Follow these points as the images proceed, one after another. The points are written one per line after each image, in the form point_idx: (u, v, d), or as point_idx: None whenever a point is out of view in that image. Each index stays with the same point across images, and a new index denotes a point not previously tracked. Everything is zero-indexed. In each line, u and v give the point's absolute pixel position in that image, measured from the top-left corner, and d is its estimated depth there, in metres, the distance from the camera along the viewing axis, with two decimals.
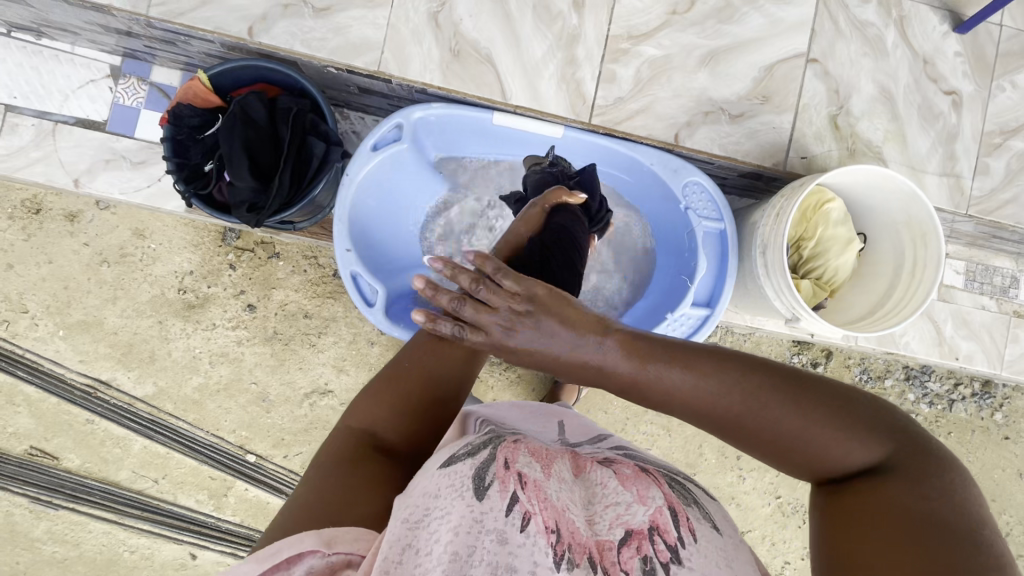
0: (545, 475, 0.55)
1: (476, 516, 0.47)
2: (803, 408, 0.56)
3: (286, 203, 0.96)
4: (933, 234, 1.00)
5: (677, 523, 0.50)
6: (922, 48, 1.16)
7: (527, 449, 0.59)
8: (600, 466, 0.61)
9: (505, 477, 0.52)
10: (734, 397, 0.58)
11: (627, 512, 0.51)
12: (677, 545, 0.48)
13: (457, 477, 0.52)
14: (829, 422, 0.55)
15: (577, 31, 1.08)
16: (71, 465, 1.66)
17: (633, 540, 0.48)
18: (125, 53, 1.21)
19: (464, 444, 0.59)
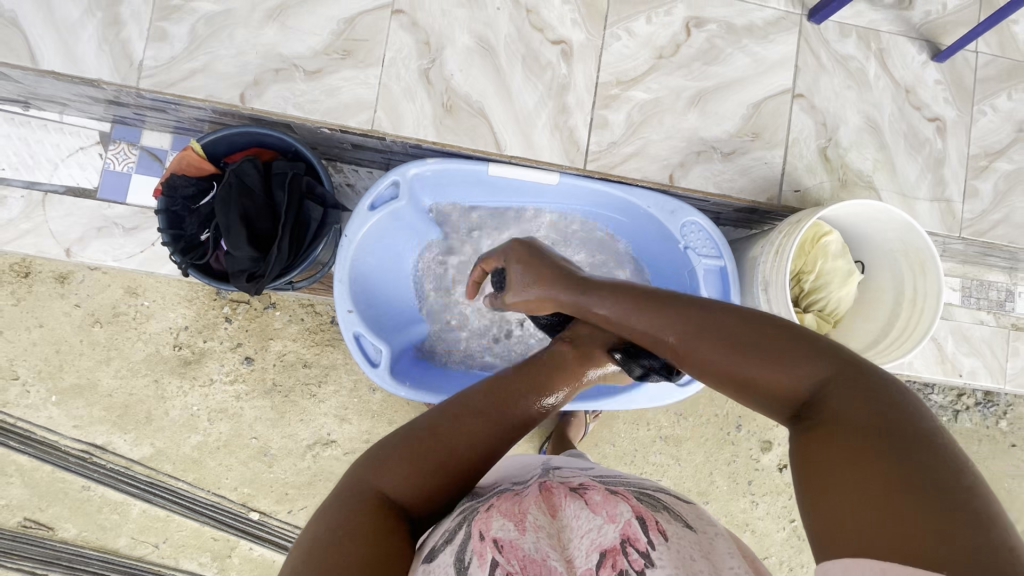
0: (520, 530, 0.57)
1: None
2: (752, 342, 0.62)
3: (286, 267, 0.95)
4: (931, 262, 1.01)
5: (646, 528, 0.55)
6: (903, 78, 1.18)
7: (500, 510, 0.61)
8: (573, 495, 0.64)
9: (482, 549, 0.55)
10: (682, 324, 0.69)
11: (599, 534, 0.56)
12: (647, 549, 0.53)
13: (441, 567, 0.56)
14: (766, 350, 0.61)
15: (566, 80, 1.09)
16: (67, 535, 1.61)
17: (607, 559, 0.53)
18: (115, 119, 1.20)
19: (442, 530, 0.63)
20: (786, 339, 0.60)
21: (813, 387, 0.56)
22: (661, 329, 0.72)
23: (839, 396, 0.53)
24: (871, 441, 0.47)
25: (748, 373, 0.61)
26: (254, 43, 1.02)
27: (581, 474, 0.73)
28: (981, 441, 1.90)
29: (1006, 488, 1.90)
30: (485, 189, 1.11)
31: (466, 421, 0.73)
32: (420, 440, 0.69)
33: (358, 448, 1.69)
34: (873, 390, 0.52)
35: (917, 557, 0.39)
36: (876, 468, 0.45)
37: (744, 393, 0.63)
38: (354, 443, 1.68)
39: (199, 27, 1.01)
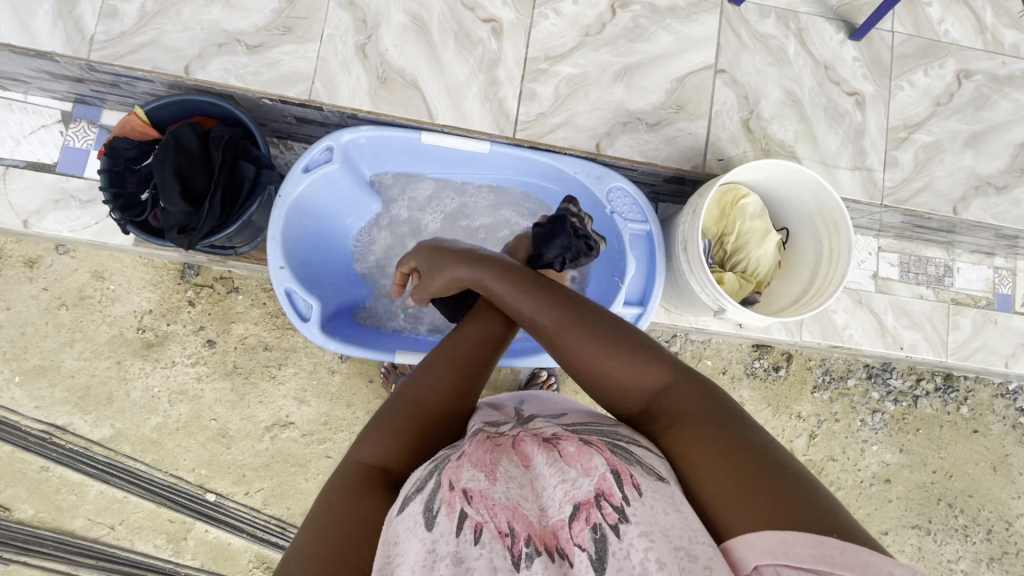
0: (490, 480, 0.58)
1: (430, 547, 0.52)
2: (621, 343, 0.70)
3: (219, 223, 1.00)
4: (843, 221, 1.05)
5: (621, 483, 0.55)
6: (822, 55, 1.24)
7: (469, 459, 0.61)
8: (548, 445, 0.63)
9: (451, 499, 0.55)
10: (564, 316, 0.73)
11: (574, 487, 0.57)
12: (622, 505, 0.53)
13: (410, 516, 0.55)
14: (632, 350, 0.70)
15: (496, 55, 1.15)
16: (24, 516, 1.62)
17: (582, 512, 0.55)
18: (76, 99, 1.27)
19: (413, 478, 0.61)
20: (641, 345, 0.71)
21: (660, 387, 0.67)
22: (543, 317, 0.75)
23: (685, 397, 0.64)
24: (734, 436, 0.57)
25: (611, 368, 0.69)
26: (200, 20, 1.09)
27: (551, 424, 0.69)
28: (942, 426, 1.90)
29: (969, 475, 1.89)
30: (421, 158, 1.16)
31: (435, 375, 0.74)
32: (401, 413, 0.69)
33: (316, 431, 1.70)
34: (707, 392, 0.64)
35: (799, 522, 0.48)
36: (748, 459, 0.54)
37: (599, 385, 0.71)
38: (312, 425, 1.70)
39: (149, 5, 1.09)
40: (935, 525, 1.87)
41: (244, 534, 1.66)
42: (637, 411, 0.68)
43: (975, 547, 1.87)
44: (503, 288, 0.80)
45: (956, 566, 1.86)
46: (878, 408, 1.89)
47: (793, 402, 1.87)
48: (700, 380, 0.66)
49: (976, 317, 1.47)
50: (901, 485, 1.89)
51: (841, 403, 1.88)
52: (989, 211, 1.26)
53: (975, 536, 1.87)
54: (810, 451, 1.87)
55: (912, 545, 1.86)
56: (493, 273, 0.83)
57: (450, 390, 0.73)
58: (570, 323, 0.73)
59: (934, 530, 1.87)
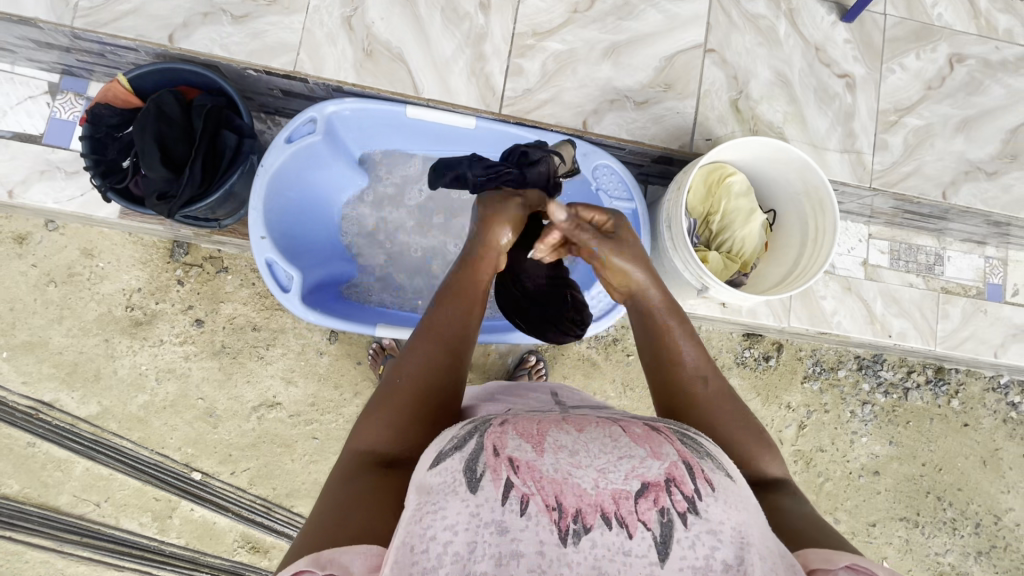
0: (538, 451, 0.53)
1: (472, 512, 0.49)
2: (758, 437, 0.67)
3: (201, 193, 0.99)
4: (828, 200, 1.04)
5: (692, 475, 0.52)
6: (813, 37, 1.23)
7: (516, 427, 0.56)
8: (606, 422, 0.59)
9: (497, 466, 0.51)
10: (718, 383, 0.70)
11: (642, 466, 0.52)
12: (693, 497, 0.50)
13: (448, 472, 0.52)
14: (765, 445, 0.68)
15: (484, 30, 1.14)
16: (9, 491, 1.62)
17: (650, 492, 0.50)
18: (63, 70, 1.27)
19: (449, 436, 0.57)
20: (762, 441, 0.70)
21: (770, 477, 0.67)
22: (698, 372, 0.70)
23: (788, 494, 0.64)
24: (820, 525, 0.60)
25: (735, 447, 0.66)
26: None
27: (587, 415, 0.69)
28: (932, 419, 1.90)
29: (959, 468, 1.89)
30: (407, 133, 1.16)
31: (414, 355, 0.69)
32: (378, 398, 0.68)
33: (304, 411, 1.70)
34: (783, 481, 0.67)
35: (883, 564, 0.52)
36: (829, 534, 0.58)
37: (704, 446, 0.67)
38: (299, 406, 1.70)
39: None
40: (923, 518, 1.86)
41: (229, 513, 1.65)
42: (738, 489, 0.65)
43: (963, 541, 1.87)
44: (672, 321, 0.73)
45: (944, 559, 1.86)
46: (868, 400, 1.88)
47: (783, 392, 1.86)
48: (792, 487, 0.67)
49: (966, 306, 1.47)
50: (889, 477, 1.88)
51: (831, 394, 1.87)
52: (979, 196, 1.25)
53: (963, 530, 1.86)
54: (800, 442, 1.86)
55: (899, 537, 1.85)
56: (666, 302, 0.74)
57: (422, 362, 0.69)
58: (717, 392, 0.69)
59: (923, 522, 1.86)
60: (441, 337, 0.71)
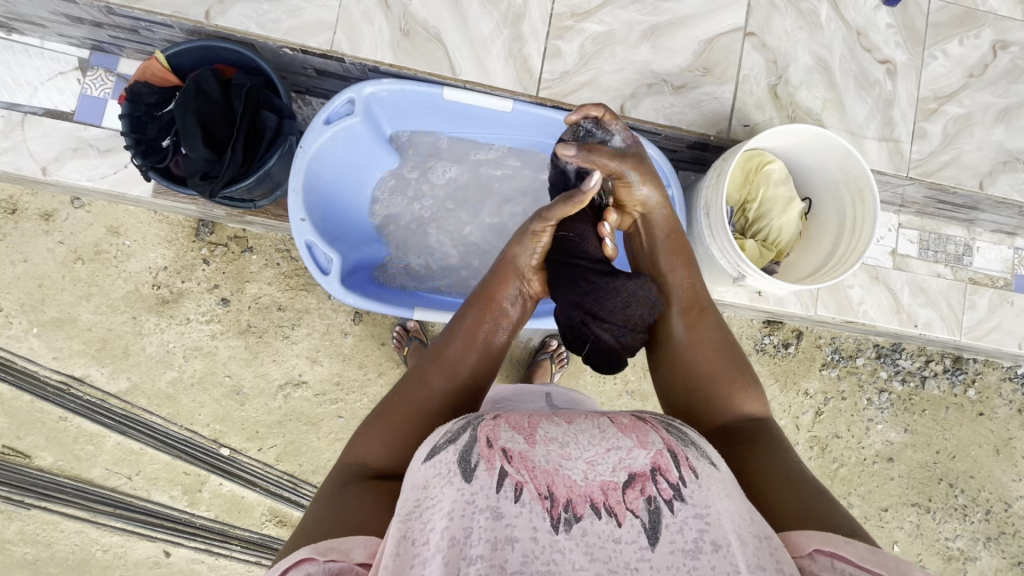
0: (529, 443, 0.57)
1: (468, 498, 0.52)
2: (734, 372, 0.77)
3: (240, 174, 0.99)
4: (869, 189, 1.04)
5: (677, 464, 0.56)
6: (855, 21, 1.21)
7: (508, 421, 0.60)
8: (594, 416, 0.64)
9: (491, 456, 0.55)
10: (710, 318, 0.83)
11: (629, 457, 0.56)
12: (678, 483, 0.55)
13: (444, 463, 0.56)
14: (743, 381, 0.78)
15: (521, 10, 1.12)
16: (43, 463, 1.66)
17: (637, 482, 0.54)
18: (93, 46, 1.26)
19: (443, 431, 0.62)
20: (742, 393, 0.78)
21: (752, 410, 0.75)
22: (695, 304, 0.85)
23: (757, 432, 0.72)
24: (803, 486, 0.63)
25: (713, 383, 0.76)
26: None
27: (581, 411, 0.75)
28: (948, 408, 1.91)
29: (972, 456, 1.91)
30: (442, 114, 1.14)
31: (420, 380, 0.74)
32: (378, 418, 0.71)
33: (329, 390, 1.72)
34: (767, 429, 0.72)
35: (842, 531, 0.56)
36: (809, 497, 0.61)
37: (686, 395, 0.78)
38: (324, 385, 1.72)
39: None
40: (935, 503, 1.89)
41: (257, 487, 1.69)
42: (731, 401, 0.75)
43: (974, 526, 1.89)
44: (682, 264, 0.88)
45: (954, 544, 1.89)
46: (885, 388, 1.90)
47: (801, 378, 1.87)
48: (777, 427, 0.73)
49: (993, 297, 1.47)
50: (903, 464, 1.91)
51: (849, 381, 1.89)
52: (1016, 187, 1.24)
53: (974, 516, 1.89)
54: (816, 428, 1.88)
55: (910, 522, 1.88)
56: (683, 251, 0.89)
57: (428, 387, 0.74)
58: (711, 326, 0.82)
59: (934, 508, 1.89)
60: (452, 367, 0.76)
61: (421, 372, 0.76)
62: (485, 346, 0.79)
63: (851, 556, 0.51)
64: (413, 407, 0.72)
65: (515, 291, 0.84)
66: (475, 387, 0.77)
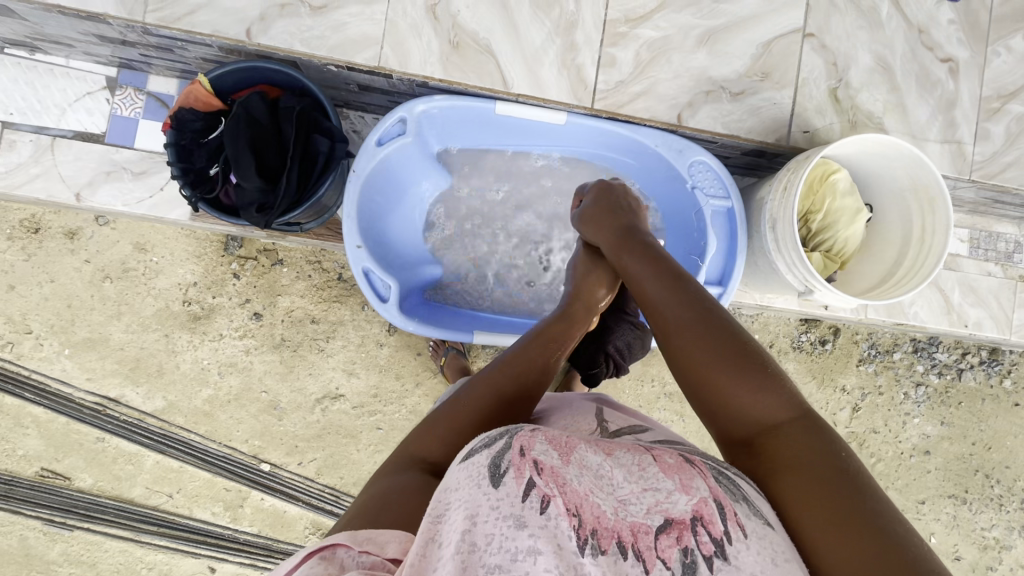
0: (564, 461, 0.55)
1: (493, 505, 0.49)
2: (738, 374, 0.62)
3: (294, 203, 0.96)
4: (941, 199, 1.01)
5: (723, 516, 0.51)
6: (916, 17, 1.16)
7: (546, 434, 0.58)
8: (638, 448, 0.61)
9: (521, 465, 0.52)
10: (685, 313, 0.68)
11: (667, 500, 0.53)
12: (722, 539, 0.50)
13: (475, 466, 0.53)
14: (756, 378, 0.61)
15: (574, 17, 1.07)
16: (84, 485, 1.65)
17: (673, 529, 0.50)
18: (121, 64, 1.20)
19: (481, 436, 0.59)
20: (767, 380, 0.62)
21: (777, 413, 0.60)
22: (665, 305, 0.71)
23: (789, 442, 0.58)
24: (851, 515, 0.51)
25: (727, 389, 0.62)
26: None
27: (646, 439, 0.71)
28: (984, 399, 1.91)
29: (1008, 446, 1.91)
30: (492, 129, 1.10)
31: (489, 381, 0.74)
32: (442, 416, 0.70)
33: (367, 402, 1.71)
34: (828, 442, 0.57)
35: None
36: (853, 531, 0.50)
37: (704, 400, 0.65)
38: (362, 397, 1.70)
39: None
40: (972, 495, 1.90)
41: (300, 502, 1.69)
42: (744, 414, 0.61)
43: (1010, 516, 1.90)
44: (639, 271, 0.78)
45: (990, 533, 1.90)
46: (922, 381, 1.89)
47: (838, 375, 1.86)
48: (807, 428, 0.58)
49: None
50: (939, 457, 1.91)
51: (886, 376, 1.88)
52: None
53: (1010, 506, 1.90)
54: (854, 424, 1.88)
55: (948, 514, 1.89)
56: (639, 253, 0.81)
57: (493, 388, 0.73)
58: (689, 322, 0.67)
59: (971, 499, 1.89)
60: (517, 370, 0.76)
61: (488, 371, 0.75)
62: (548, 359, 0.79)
63: None
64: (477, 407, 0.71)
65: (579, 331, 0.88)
66: (533, 396, 0.76)
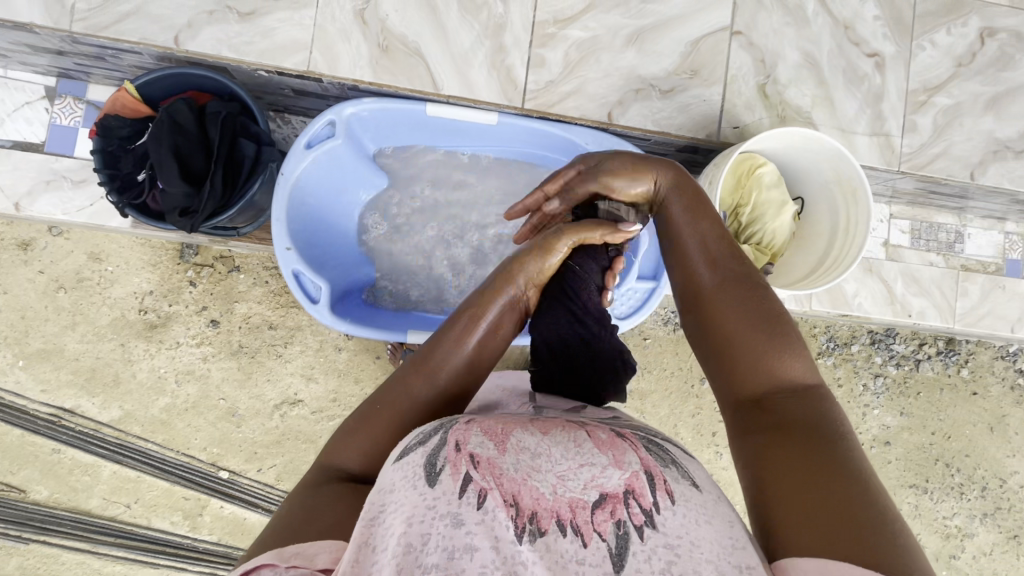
0: (500, 449, 0.52)
1: (429, 505, 0.47)
2: (770, 339, 0.61)
3: (221, 206, 0.96)
4: (862, 191, 1.03)
5: (653, 486, 0.50)
6: (842, 14, 1.19)
7: (480, 424, 0.55)
8: (572, 426, 0.58)
9: (457, 461, 0.50)
10: (725, 273, 0.67)
11: (602, 475, 0.51)
12: (652, 509, 0.49)
13: (410, 467, 0.51)
14: (784, 345, 0.61)
15: (503, 19, 1.09)
16: (39, 497, 1.62)
17: (607, 504, 0.49)
18: (59, 73, 1.21)
19: (415, 434, 0.57)
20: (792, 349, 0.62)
21: (795, 381, 0.61)
22: (700, 265, 0.69)
23: (799, 407, 0.58)
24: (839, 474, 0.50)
25: (757, 349, 0.61)
26: None
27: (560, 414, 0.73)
28: (943, 389, 1.90)
29: (967, 435, 1.90)
30: (426, 130, 1.11)
31: (402, 383, 0.69)
32: (357, 424, 0.66)
33: (326, 407, 1.69)
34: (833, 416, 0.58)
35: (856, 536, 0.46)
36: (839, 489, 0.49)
37: (724, 358, 0.63)
38: (321, 403, 1.69)
39: None
40: (933, 484, 1.89)
41: (260, 508, 1.67)
42: (763, 375, 0.61)
43: (971, 504, 1.89)
44: (676, 222, 0.74)
45: (952, 522, 1.89)
46: (881, 373, 1.88)
47: None
48: (828, 402, 0.59)
49: (985, 282, 1.47)
50: (899, 448, 1.90)
51: (845, 369, 1.88)
52: (1007, 175, 1.23)
53: (970, 493, 1.89)
54: None
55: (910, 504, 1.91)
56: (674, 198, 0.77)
57: (405, 396, 0.67)
58: (724, 284, 0.66)
59: (933, 488, 1.89)
60: (432, 372, 0.70)
61: (403, 373, 0.70)
62: (472, 352, 0.73)
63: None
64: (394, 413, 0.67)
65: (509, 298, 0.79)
66: (458, 393, 0.71)
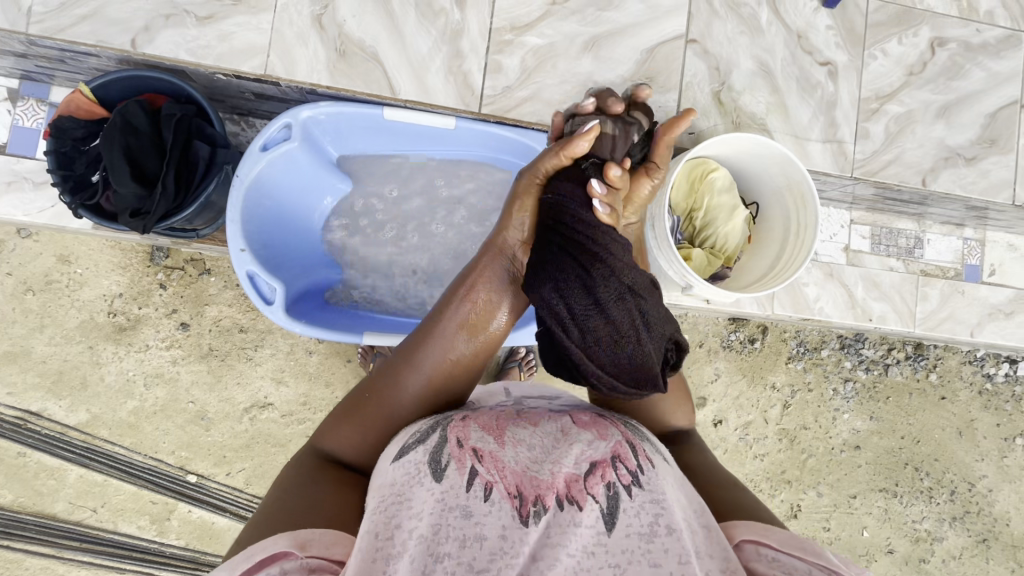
0: (498, 442, 0.61)
1: (439, 496, 0.55)
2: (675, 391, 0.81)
3: (175, 208, 0.97)
4: (810, 196, 1.05)
5: (635, 453, 0.62)
6: (795, 23, 1.21)
7: (477, 421, 0.64)
8: (557, 416, 0.68)
9: (461, 455, 0.58)
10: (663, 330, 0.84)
11: (590, 449, 0.61)
12: (636, 471, 0.59)
13: (413, 465, 0.58)
14: (681, 398, 0.82)
15: (459, 25, 1.11)
16: (3, 501, 1.56)
17: (598, 469, 0.58)
18: (22, 75, 1.22)
19: (412, 431, 0.64)
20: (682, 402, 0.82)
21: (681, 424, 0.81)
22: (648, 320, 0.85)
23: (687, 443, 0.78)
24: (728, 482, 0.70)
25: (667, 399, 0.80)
26: None
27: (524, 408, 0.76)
28: (911, 394, 1.80)
29: (937, 439, 1.81)
30: (386, 133, 1.12)
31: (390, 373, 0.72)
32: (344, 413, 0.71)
33: (296, 411, 1.64)
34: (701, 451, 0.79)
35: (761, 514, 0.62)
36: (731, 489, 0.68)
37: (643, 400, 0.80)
38: (292, 406, 1.64)
39: None
40: (901, 487, 1.80)
41: (228, 513, 1.62)
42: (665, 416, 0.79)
43: (939, 507, 1.80)
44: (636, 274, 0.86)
45: (921, 526, 1.80)
46: (851, 377, 1.78)
47: (768, 372, 1.74)
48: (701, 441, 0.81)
49: (944, 288, 1.49)
50: (869, 451, 1.81)
51: (815, 373, 1.76)
52: (958, 182, 1.26)
53: (939, 497, 1.80)
54: (784, 421, 1.75)
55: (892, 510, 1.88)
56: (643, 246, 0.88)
57: (393, 385, 0.70)
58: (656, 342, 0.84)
59: (901, 492, 1.79)
60: (416, 362, 0.72)
61: (390, 365, 0.72)
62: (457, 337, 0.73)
63: (773, 542, 0.57)
64: (383, 407, 0.69)
65: (501, 271, 0.77)
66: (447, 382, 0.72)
